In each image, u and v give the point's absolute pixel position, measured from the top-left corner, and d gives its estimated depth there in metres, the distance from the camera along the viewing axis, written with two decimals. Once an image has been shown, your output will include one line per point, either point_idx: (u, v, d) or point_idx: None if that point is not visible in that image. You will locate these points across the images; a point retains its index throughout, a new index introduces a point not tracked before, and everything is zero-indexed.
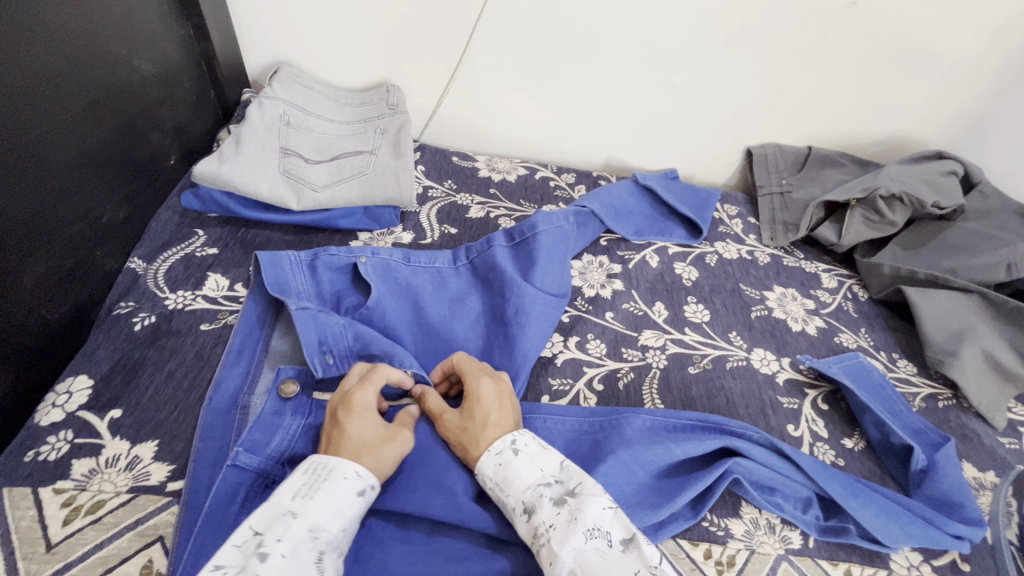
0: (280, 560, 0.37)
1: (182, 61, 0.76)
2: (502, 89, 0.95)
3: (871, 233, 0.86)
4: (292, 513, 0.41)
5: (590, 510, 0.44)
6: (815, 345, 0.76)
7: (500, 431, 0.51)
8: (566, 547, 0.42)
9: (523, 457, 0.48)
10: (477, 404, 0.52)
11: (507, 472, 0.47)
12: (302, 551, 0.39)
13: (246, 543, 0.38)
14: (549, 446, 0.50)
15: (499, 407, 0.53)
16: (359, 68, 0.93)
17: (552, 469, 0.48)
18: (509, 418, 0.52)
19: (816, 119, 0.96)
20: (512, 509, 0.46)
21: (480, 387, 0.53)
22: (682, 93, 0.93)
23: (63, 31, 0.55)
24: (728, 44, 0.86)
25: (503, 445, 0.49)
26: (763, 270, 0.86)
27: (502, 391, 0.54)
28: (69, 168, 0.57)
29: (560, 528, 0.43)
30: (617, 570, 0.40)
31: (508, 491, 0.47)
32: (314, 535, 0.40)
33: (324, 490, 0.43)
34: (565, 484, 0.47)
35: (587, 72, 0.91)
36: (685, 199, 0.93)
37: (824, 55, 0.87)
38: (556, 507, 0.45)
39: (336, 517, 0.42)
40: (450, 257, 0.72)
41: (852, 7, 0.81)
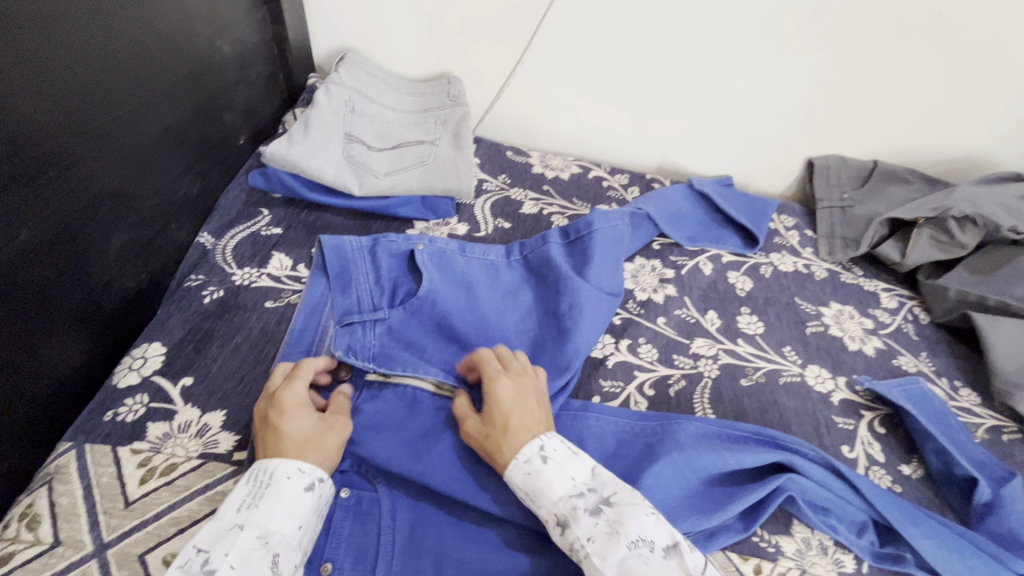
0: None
1: (257, 44, 0.78)
2: (561, 85, 0.94)
3: (937, 253, 0.82)
4: (237, 525, 0.41)
5: (631, 521, 0.43)
6: (872, 366, 0.73)
7: (523, 435, 0.49)
8: (609, 561, 0.41)
9: (553, 464, 0.46)
10: (498, 406, 0.50)
11: (536, 481, 0.46)
12: (253, 558, 0.40)
13: (191, 564, 0.39)
14: (579, 451, 0.48)
15: (520, 408, 0.51)
16: (422, 59, 0.94)
17: (584, 476, 0.47)
18: (531, 419, 0.50)
19: (885, 133, 0.92)
20: (547, 520, 0.45)
21: (499, 390, 0.51)
22: (746, 98, 0.91)
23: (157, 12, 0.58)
24: (801, 50, 0.84)
25: (531, 451, 0.47)
26: (820, 286, 0.84)
27: (524, 390, 0.52)
28: (151, 144, 0.59)
29: (599, 540, 0.42)
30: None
31: (540, 502, 0.45)
32: (264, 540, 0.41)
33: (268, 496, 0.43)
34: (600, 492, 0.45)
35: (650, 71, 0.90)
36: (741, 208, 0.91)
37: (902, 65, 0.84)
38: (592, 517, 0.44)
39: (287, 518, 0.42)
40: (505, 251, 0.72)
41: (938, 17, 0.79)
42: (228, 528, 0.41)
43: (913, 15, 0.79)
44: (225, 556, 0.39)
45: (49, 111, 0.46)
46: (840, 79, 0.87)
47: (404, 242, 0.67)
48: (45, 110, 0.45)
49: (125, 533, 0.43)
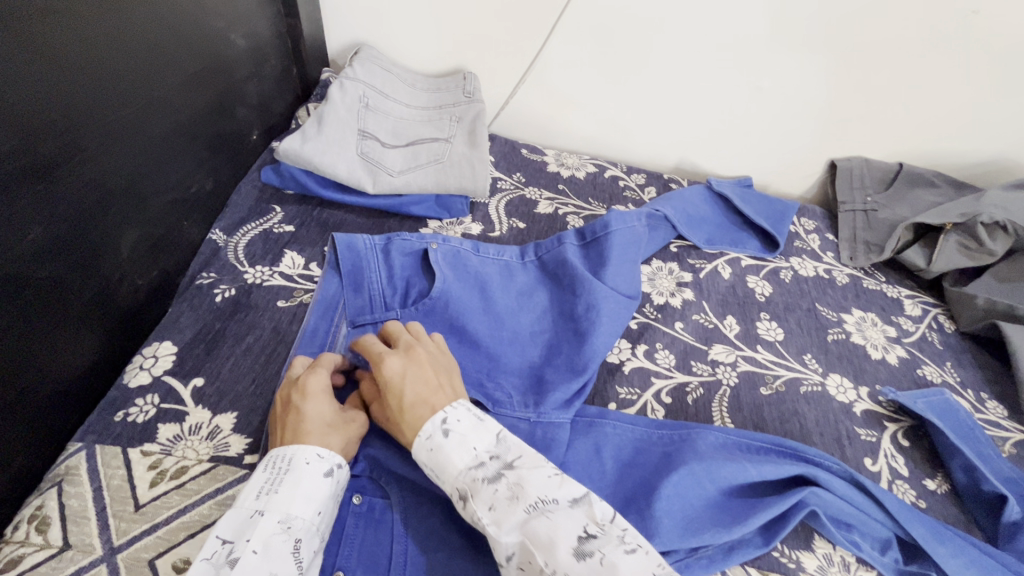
0: (251, 561, 0.37)
1: (271, 38, 0.77)
2: (579, 81, 0.92)
3: (965, 260, 0.80)
4: (259, 511, 0.40)
5: (530, 483, 0.42)
6: (896, 376, 0.71)
7: (418, 411, 0.47)
8: (507, 526, 0.40)
9: (454, 437, 0.45)
10: (388, 385, 0.49)
11: (438, 456, 0.44)
12: (277, 544, 0.39)
13: (217, 555, 0.38)
14: (484, 418, 0.47)
15: (411, 380, 0.49)
16: (437, 54, 0.92)
17: (487, 444, 0.45)
18: (426, 389, 0.48)
19: (911, 134, 0.90)
20: (452, 495, 0.43)
21: (386, 370, 0.49)
22: (769, 98, 0.89)
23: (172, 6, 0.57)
24: (826, 49, 0.82)
25: (433, 427, 0.45)
26: (841, 291, 0.82)
27: (416, 361, 0.51)
28: (163, 140, 0.58)
29: (499, 507, 0.41)
30: (565, 526, 0.39)
31: (443, 477, 0.44)
32: (286, 525, 0.40)
33: (288, 482, 0.42)
34: (502, 456, 0.44)
35: (670, 69, 0.88)
36: (761, 210, 0.89)
37: (932, 64, 0.82)
38: (492, 484, 0.42)
39: (307, 503, 0.41)
40: (521, 251, 0.70)
41: (972, 16, 0.76)
42: (250, 516, 0.40)
43: (945, 12, 0.76)
44: (250, 542, 0.38)
45: (60, 106, 0.45)
46: (866, 78, 0.85)
47: (419, 241, 0.66)
48: (56, 105, 0.44)
49: (135, 537, 0.42)
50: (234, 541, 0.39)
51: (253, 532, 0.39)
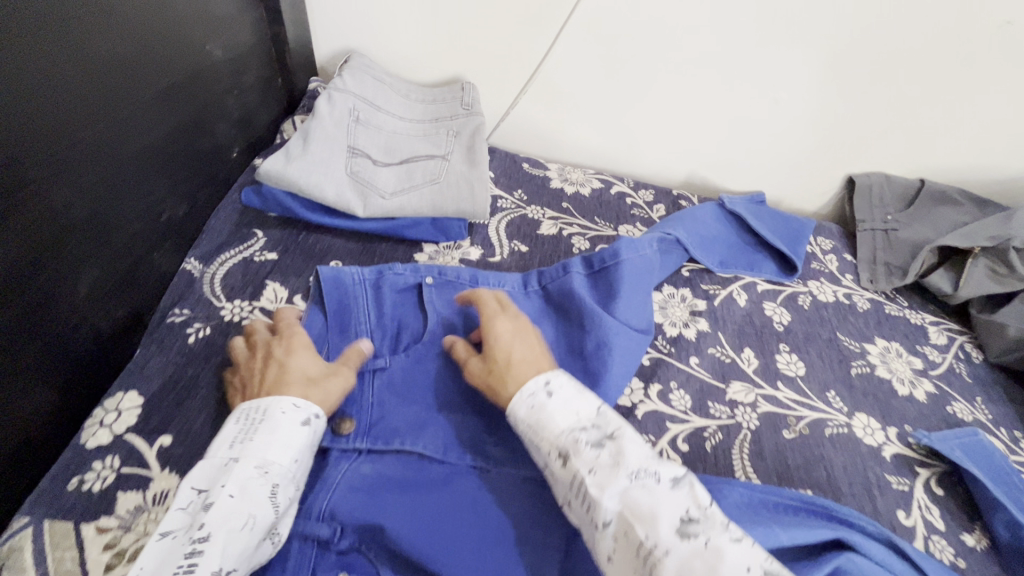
0: (226, 504, 0.38)
1: (254, 46, 0.71)
2: (585, 91, 0.87)
3: (994, 286, 0.75)
4: (231, 458, 0.42)
5: (633, 453, 0.43)
6: (925, 414, 0.67)
7: (525, 369, 0.50)
8: (609, 491, 0.41)
9: (558, 399, 0.47)
10: (499, 345, 0.52)
11: (541, 412, 0.46)
12: (251, 488, 0.40)
13: (192, 503, 0.39)
14: (585, 390, 0.49)
15: (521, 343, 0.53)
16: (434, 62, 0.87)
17: (588, 413, 0.46)
18: (531, 354, 0.52)
19: (933, 147, 0.86)
20: (549, 454, 0.45)
21: (500, 328, 0.53)
22: (788, 109, 0.85)
23: (139, 15, 0.51)
24: (848, 61, 0.78)
25: (536, 386, 0.48)
26: (863, 318, 0.77)
27: (524, 330, 0.55)
28: (128, 163, 0.52)
29: (600, 473, 0.42)
30: (667, 505, 0.40)
31: (541, 436, 0.46)
32: (261, 471, 0.41)
33: (264, 430, 0.43)
34: (603, 427, 0.45)
35: (683, 79, 0.83)
36: (776, 229, 0.84)
37: (958, 74, 0.78)
38: (593, 448, 0.44)
39: (283, 450, 0.43)
40: (523, 280, 0.65)
41: (1007, 26, 0.72)
42: (224, 464, 0.41)
43: (979, 19, 0.72)
44: (224, 487, 0.39)
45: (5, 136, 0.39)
46: (890, 88, 0.81)
47: (410, 270, 0.62)
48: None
49: None
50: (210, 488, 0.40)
51: (226, 478, 0.40)
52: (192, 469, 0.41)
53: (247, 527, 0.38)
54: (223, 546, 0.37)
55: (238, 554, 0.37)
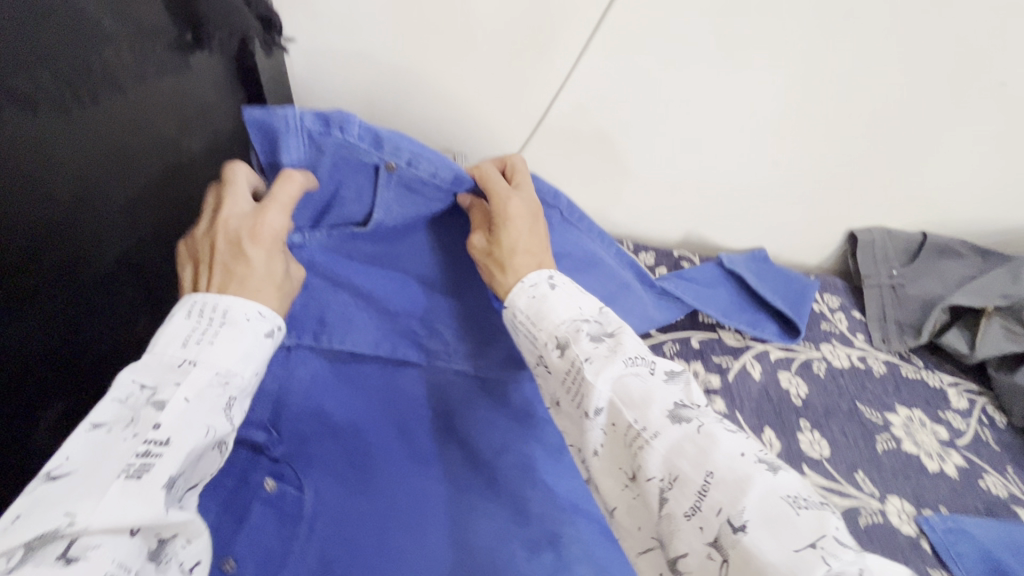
0: (183, 407, 0.43)
1: (237, 132, 0.68)
2: (579, 156, 0.85)
3: (1010, 345, 0.73)
4: (188, 360, 0.46)
5: (630, 346, 0.49)
6: (960, 492, 0.63)
7: (525, 261, 0.58)
8: (604, 376, 0.46)
9: (557, 293, 0.54)
10: (507, 225, 0.59)
11: (539, 304, 0.54)
12: (209, 393, 0.46)
13: (131, 398, 0.44)
14: (587, 295, 0.55)
15: (527, 234, 0.59)
16: (424, 133, 0.84)
17: (590, 309, 0.53)
18: (534, 244, 0.59)
19: (934, 199, 0.85)
20: (546, 343, 0.51)
21: (508, 207, 0.59)
22: (785, 169, 0.84)
23: (106, 130, 0.51)
24: (845, 123, 0.78)
25: (539, 279, 0.56)
26: (881, 384, 0.74)
27: (531, 215, 0.61)
28: (80, 262, 0.52)
29: (597, 361, 0.48)
30: (659, 391, 0.45)
31: (542, 326, 0.52)
32: (223, 381, 0.47)
33: (221, 339, 0.48)
34: (603, 324, 0.51)
35: (680, 143, 0.82)
36: (777, 289, 0.81)
37: (956, 132, 0.77)
38: (593, 341, 0.50)
39: (244, 364, 0.48)
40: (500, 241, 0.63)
41: (1001, 87, 0.72)
42: (178, 364, 0.46)
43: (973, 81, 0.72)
44: (181, 391, 0.44)
45: None
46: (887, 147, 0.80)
47: (366, 131, 0.58)
48: None
49: None
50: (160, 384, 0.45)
51: (183, 382, 0.44)
52: (138, 365, 0.45)
53: (199, 435, 0.43)
54: (170, 449, 0.41)
55: (192, 455, 0.43)
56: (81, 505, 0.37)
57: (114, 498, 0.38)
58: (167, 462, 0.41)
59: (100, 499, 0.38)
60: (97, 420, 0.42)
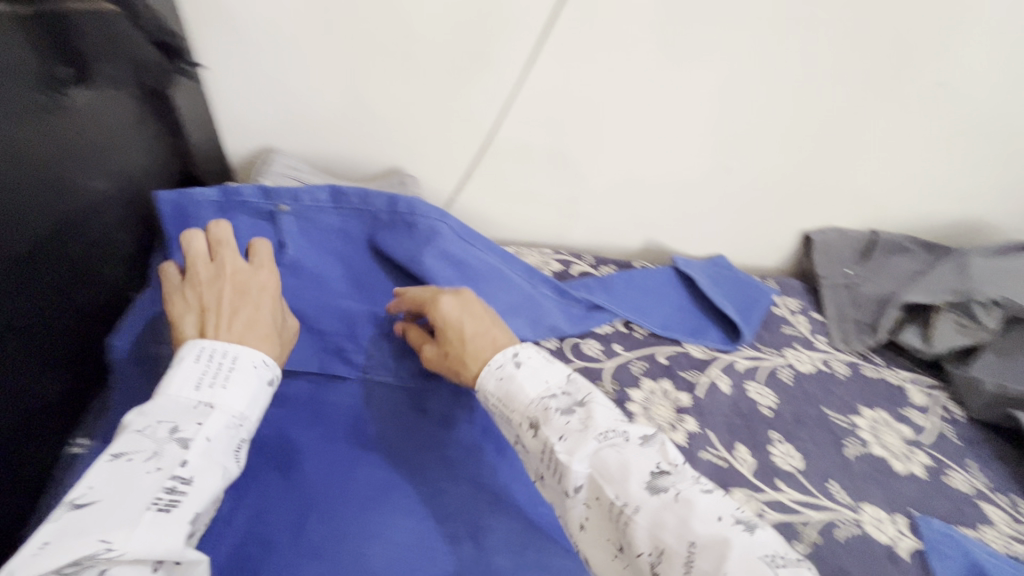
0: (205, 448, 0.43)
1: (145, 165, 0.63)
2: (533, 172, 0.82)
3: (962, 339, 0.75)
4: (203, 402, 0.46)
5: (601, 417, 0.45)
6: (928, 493, 0.63)
7: (478, 342, 0.53)
8: (578, 456, 0.43)
9: (525, 370, 0.49)
10: (448, 327, 0.55)
11: (511, 386, 0.49)
12: (225, 435, 0.45)
13: (150, 431, 0.43)
14: (553, 360, 0.51)
15: (468, 317, 0.55)
16: (367, 155, 0.80)
17: (557, 381, 0.49)
18: (481, 325, 0.54)
19: (881, 198, 0.87)
20: (519, 424, 0.47)
21: (443, 310, 0.55)
22: (739, 175, 0.83)
23: (12, 191, 0.45)
24: (794, 126, 0.78)
25: (504, 359, 0.50)
26: (844, 386, 0.75)
27: (466, 302, 0.56)
28: None
29: (570, 438, 0.44)
30: (636, 460, 0.43)
31: (512, 406, 0.48)
32: (235, 423, 0.47)
33: (234, 381, 0.48)
34: (573, 394, 0.47)
35: (635, 153, 0.80)
36: (731, 295, 0.82)
37: (896, 131, 0.78)
38: (565, 415, 0.46)
39: (255, 407, 0.49)
40: (390, 202, 0.62)
41: (938, 87, 0.74)
42: (195, 406, 0.45)
43: (912, 83, 0.73)
44: (204, 432, 0.44)
45: None
46: (835, 150, 0.81)
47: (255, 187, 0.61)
48: None
49: None
50: (176, 421, 0.44)
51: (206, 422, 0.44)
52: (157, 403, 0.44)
53: (221, 476, 0.43)
54: (196, 487, 0.41)
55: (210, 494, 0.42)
56: (116, 534, 0.36)
57: (145, 529, 0.37)
58: (190, 502, 0.40)
59: (131, 532, 0.37)
60: (122, 450, 0.41)
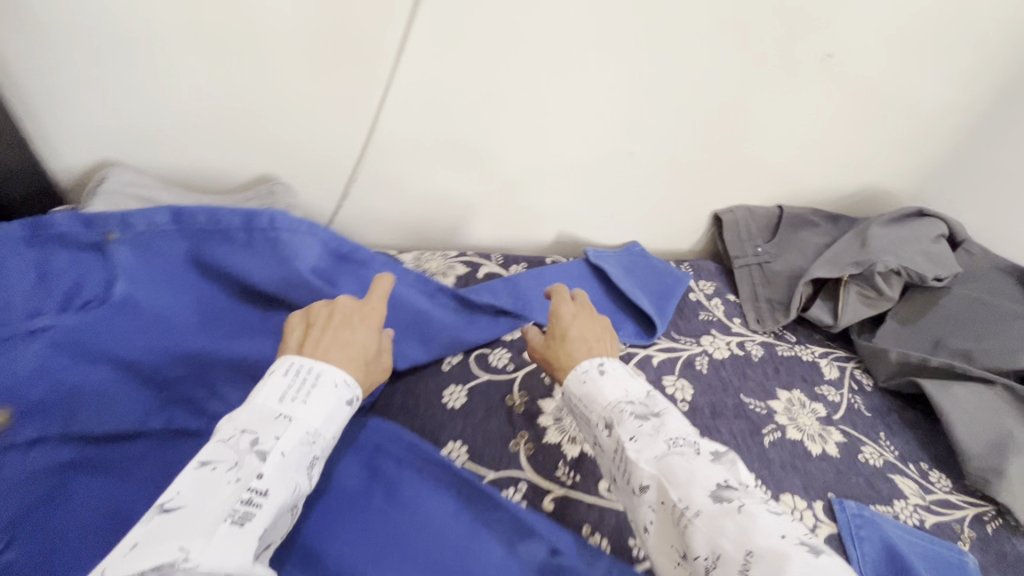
0: (279, 462, 0.40)
1: None
2: (426, 169, 0.75)
3: (869, 311, 0.76)
4: (284, 414, 0.42)
5: (677, 426, 0.44)
6: (843, 472, 0.63)
7: (579, 344, 0.54)
8: (646, 456, 0.43)
9: (609, 376, 0.50)
10: (558, 323, 0.56)
11: (593, 390, 0.49)
12: (299, 451, 0.42)
13: (234, 440, 0.40)
14: (638, 376, 0.50)
15: (579, 323, 0.56)
16: (230, 162, 0.70)
17: (639, 393, 0.48)
18: (589, 332, 0.55)
19: (785, 174, 0.86)
20: (596, 424, 0.47)
21: (561, 309, 0.57)
22: (644, 160, 0.80)
23: None
24: (693, 106, 0.75)
25: (591, 365, 0.51)
26: (760, 369, 0.73)
27: (590, 312, 0.58)
28: None
29: (641, 440, 0.44)
30: (703, 470, 0.40)
31: (592, 407, 0.48)
32: (310, 439, 0.43)
33: (315, 397, 0.44)
34: (649, 406, 0.47)
35: (533, 142, 0.75)
36: (645, 285, 0.79)
37: (794, 106, 0.77)
38: (639, 420, 0.45)
39: (330, 425, 0.45)
40: (245, 218, 0.55)
41: (829, 59, 0.73)
42: (275, 418, 0.42)
43: (804, 56, 0.72)
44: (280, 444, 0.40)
45: None
46: (737, 128, 0.78)
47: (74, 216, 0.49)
48: None
49: None
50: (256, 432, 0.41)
51: (283, 434, 0.41)
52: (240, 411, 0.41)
53: (293, 490, 0.40)
54: (269, 501, 0.38)
55: (276, 515, 0.39)
56: (194, 542, 0.33)
57: (219, 542, 0.34)
58: (263, 517, 0.37)
59: (206, 541, 0.34)
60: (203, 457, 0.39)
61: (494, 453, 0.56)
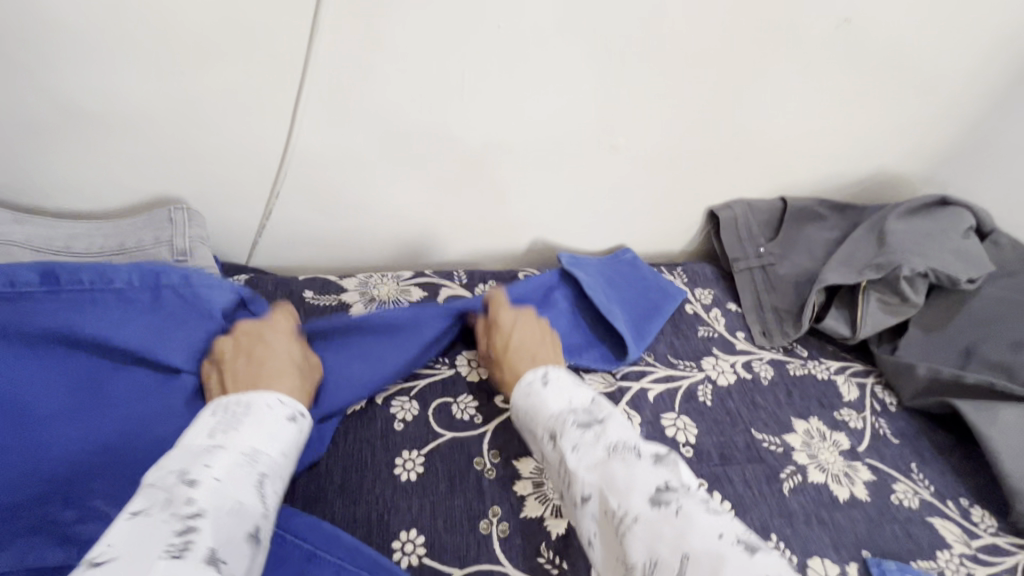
0: (215, 484, 0.34)
1: None
2: (367, 177, 0.62)
3: (891, 319, 0.66)
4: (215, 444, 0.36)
5: (617, 429, 0.41)
6: (876, 521, 0.53)
7: (522, 355, 0.52)
8: (586, 463, 0.40)
9: (552, 386, 0.46)
10: (498, 334, 0.55)
11: (535, 402, 0.46)
12: (239, 474, 0.35)
13: (161, 481, 0.33)
14: (583, 383, 0.47)
15: (520, 329, 0.55)
16: (114, 181, 0.55)
17: (583, 399, 0.45)
18: (530, 339, 0.54)
19: (789, 161, 0.75)
20: (541, 437, 0.44)
21: (501, 317, 0.56)
22: (629, 154, 0.68)
23: None
24: (686, 88, 0.62)
25: (536, 376, 0.48)
26: (772, 395, 0.63)
27: (528, 316, 0.57)
28: None
29: (583, 447, 0.40)
30: (639, 474, 0.37)
31: (536, 420, 0.45)
32: (251, 459, 0.37)
33: (249, 420, 0.39)
34: (594, 410, 0.43)
35: (497, 138, 0.62)
36: (626, 302, 0.68)
37: (802, 82, 0.65)
38: (581, 429, 0.42)
39: (272, 442, 0.39)
40: (146, 276, 0.47)
41: (844, 25, 0.61)
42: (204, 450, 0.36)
43: (816, 22, 0.60)
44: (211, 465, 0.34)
45: None
46: (736, 111, 0.66)
47: None
48: None
49: None
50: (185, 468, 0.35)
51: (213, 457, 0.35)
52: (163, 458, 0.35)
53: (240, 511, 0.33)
54: (213, 524, 0.31)
55: (229, 541, 0.32)
56: None
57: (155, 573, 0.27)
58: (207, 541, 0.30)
59: None
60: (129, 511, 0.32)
61: (459, 541, 0.45)
